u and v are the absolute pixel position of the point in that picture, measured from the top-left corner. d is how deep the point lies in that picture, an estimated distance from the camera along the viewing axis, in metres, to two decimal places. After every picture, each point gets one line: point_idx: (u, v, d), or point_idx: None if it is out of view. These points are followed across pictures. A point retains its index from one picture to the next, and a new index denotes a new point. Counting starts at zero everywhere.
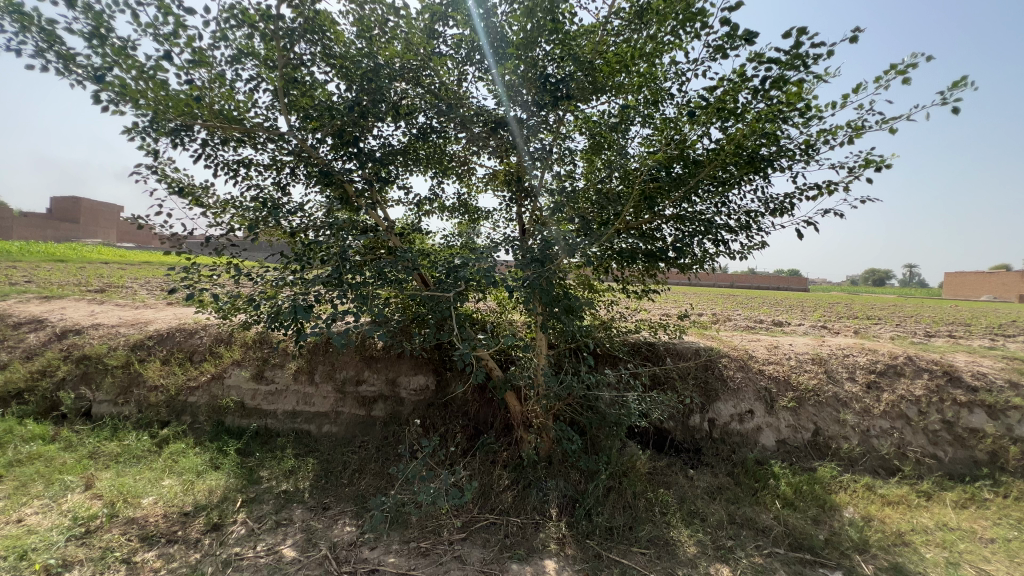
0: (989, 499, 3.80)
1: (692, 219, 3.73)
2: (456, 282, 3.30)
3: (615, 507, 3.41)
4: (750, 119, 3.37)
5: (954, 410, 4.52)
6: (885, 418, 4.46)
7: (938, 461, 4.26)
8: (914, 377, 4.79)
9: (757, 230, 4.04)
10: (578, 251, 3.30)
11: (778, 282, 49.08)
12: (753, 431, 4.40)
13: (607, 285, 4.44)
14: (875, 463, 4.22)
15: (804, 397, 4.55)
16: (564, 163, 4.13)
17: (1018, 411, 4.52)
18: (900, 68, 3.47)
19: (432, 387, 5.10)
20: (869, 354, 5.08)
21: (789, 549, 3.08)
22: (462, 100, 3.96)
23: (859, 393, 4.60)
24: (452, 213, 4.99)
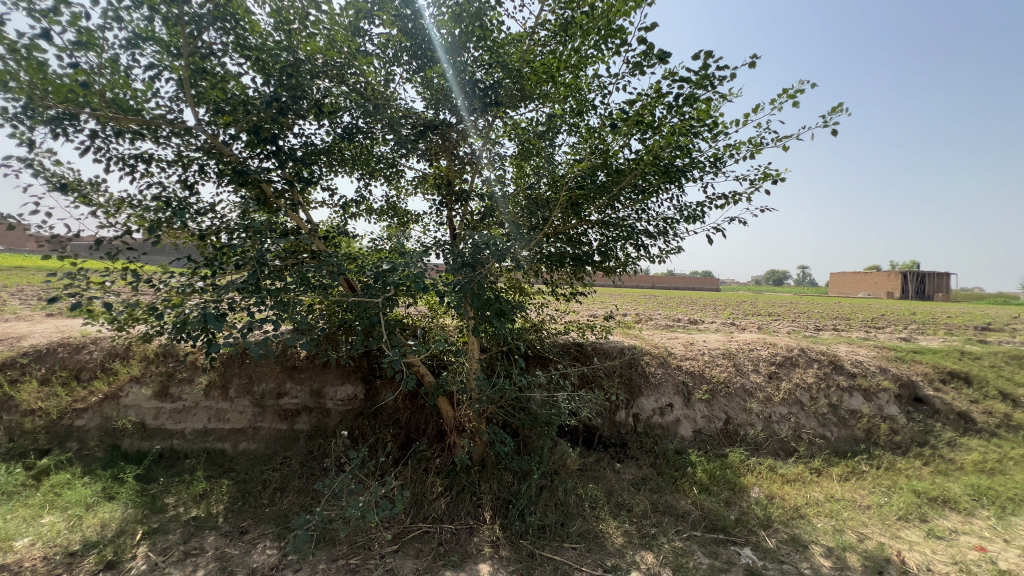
0: (866, 470, 4.35)
1: (616, 225, 3.91)
2: (385, 286, 3.21)
3: (547, 506, 3.48)
4: (666, 132, 3.60)
5: (838, 394, 5.14)
6: (783, 404, 4.96)
7: (826, 440, 4.79)
8: (807, 366, 5.39)
9: (673, 235, 4.32)
10: (508, 255, 3.34)
11: (693, 282, 52.89)
12: (673, 423, 4.70)
13: (537, 289, 4.54)
14: (776, 445, 4.67)
15: (716, 389, 4.95)
16: (494, 168, 4.17)
17: (887, 393, 5.24)
18: (790, 92, 3.89)
19: (360, 396, 4.91)
20: (770, 348, 5.63)
21: (704, 531, 3.33)
22: (390, 101, 3.87)
23: (762, 383, 5.09)
24: (381, 217, 4.85)
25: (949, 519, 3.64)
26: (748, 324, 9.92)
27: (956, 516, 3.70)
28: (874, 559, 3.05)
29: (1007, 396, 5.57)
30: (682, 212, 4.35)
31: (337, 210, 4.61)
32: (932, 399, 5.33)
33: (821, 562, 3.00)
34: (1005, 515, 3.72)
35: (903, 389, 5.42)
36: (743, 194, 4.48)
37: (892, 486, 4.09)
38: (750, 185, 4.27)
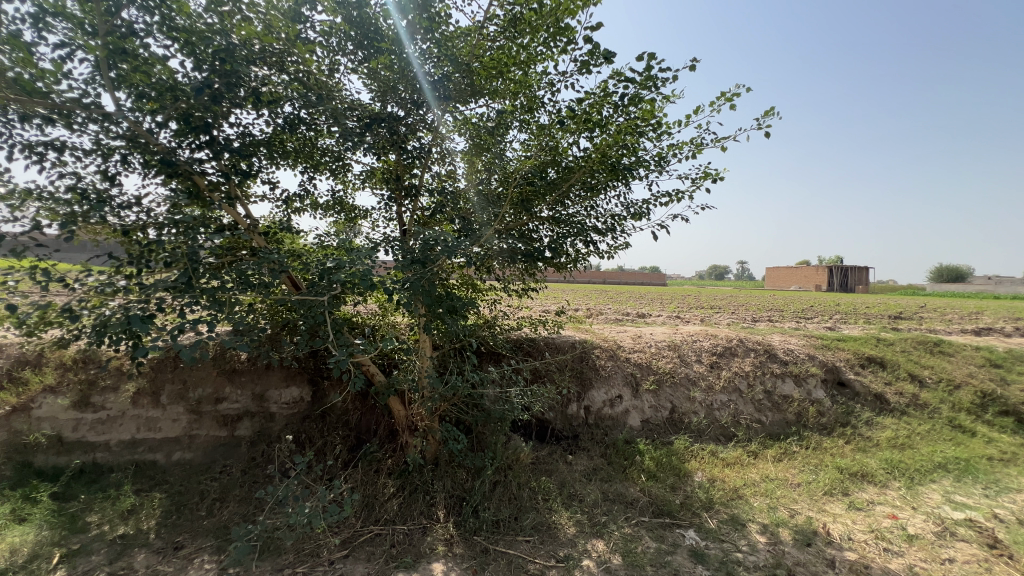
0: (797, 451, 4.69)
1: (566, 221, 3.98)
2: (331, 284, 3.10)
3: (501, 501, 3.50)
4: (613, 131, 3.69)
5: (772, 381, 5.49)
6: (724, 392, 5.24)
7: (762, 425, 5.11)
8: (745, 356, 5.72)
9: (621, 231, 4.45)
10: (459, 251, 3.32)
11: (642, 278, 54.75)
12: (622, 413, 4.86)
13: (490, 285, 4.54)
14: (717, 431, 4.93)
15: (663, 379, 5.15)
16: (444, 163, 4.11)
17: (815, 378, 5.67)
18: (728, 96, 4.09)
19: (307, 398, 4.73)
20: (711, 339, 5.93)
21: (652, 516, 3.47)
22: (335, 91, 3.73)
23: (704, 373, 5.35)
24: (327, 212, 4.68)
25: (867, 492, 3.99)
26: (692, 316, 10.40)
27: (873, 489, 4.06)
28: (803, 533, 3.30)
29: (915, 377, 6.17)
30: (628, 209, 4.48)
31: (280, 205, 4.39)
32: (853, 382, 5.81)
33: (757, 538, 3.20)
34: (914, 485, 4.13)
35: (829, 374, 5.87)
36: (685, 192, 4.67)
37: (819, 464, 4.43)
38: (692, 183, 4.46)
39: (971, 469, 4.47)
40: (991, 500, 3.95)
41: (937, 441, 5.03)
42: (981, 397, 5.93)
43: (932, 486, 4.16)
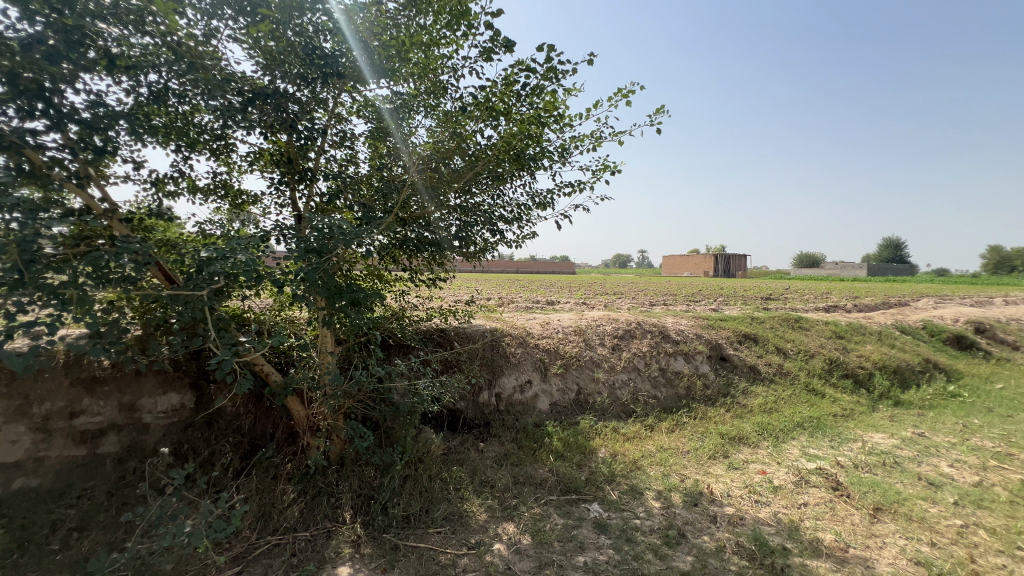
0: (686, 422, 5.17)
1: (473, 210, 3.96)
2: (211, 277, 2.78)
3: (412, 494, 3.44)
4: (518, 121, 3.73)
5: (666, 359, 6.00)
6: (624, 372, 5.62)
7: (658, 400, 5.55)
8: (642, 337, 6.17)
9: (527, 221, 4.54)
10: (359, 240, 3.15)
11: (553, 266, 56.70)
12: (531, 398, 5.00)
13: (396, 275, 4.39)
14: (619, 409, 5.27)
15: (569, 363, 5.39)
16: (344, 147, 3.87)
17: (701, 354, 6.28)
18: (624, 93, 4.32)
19: (191, 405, 4.26)
20: (613, 323, 6.31)
21: (559, 494, 3.62)
22: (211, 60, 3.32)
23: (606, 355, 5.69)
24: (209, 197, 4.19)
25: (742, 453, 4.53)
26: (597, 302, 11.00)
27: (747, 450, 4.62)
28: (691, 494, 3.66)
29: (780, 349, 7.10)
30: (533, 199, 4.56)
31: (147, 187, 3.83)
32: (732, 356, 6.53)
33: (652, 504, 3.50)
34: (779, 443, 4.77)
35: (712, 350, 6.55)
36: (587, 183, 4.88)
37: (705, 432, 4.93)
38: (593, 175, 4.66)
39: (821, 426, 5.26)
40: (835, 450, 4.69)
41: (796, 404, 5.85)
42: (829, 364, 6.99)
43: (791, 442, 4.84)
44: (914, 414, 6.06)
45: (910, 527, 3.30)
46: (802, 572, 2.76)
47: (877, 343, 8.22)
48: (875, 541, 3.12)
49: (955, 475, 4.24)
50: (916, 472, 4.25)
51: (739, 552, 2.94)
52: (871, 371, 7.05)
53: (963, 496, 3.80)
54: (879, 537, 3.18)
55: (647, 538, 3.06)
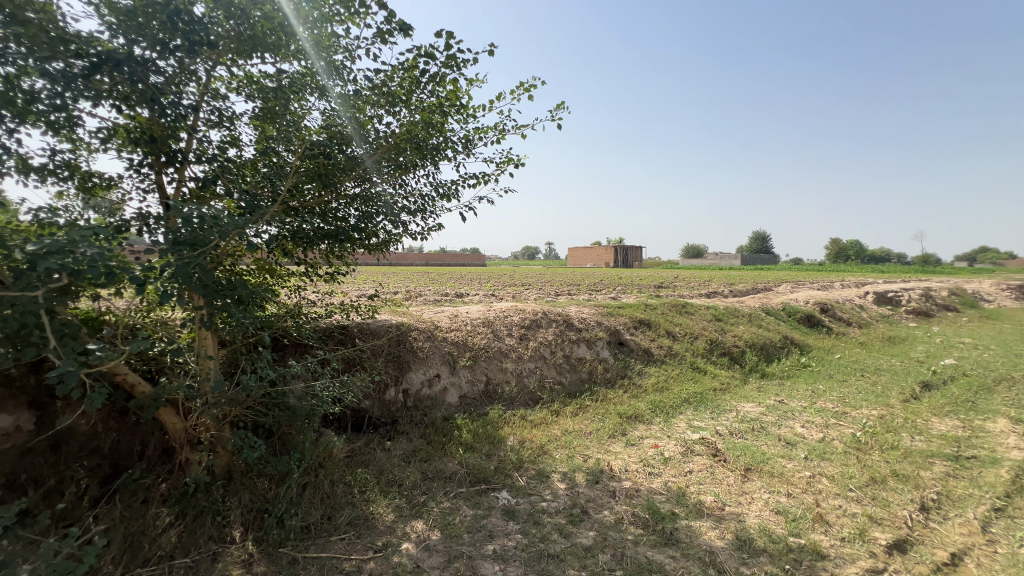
0: (589, 405, 5.47)
1: (373, 200, 3.78)
2: (50, 274, 2.34)
3: (312, 503, 3.23)
4: (419, 109, 3.61)
5: (570, 346, 6.28)
6: (531, 360, 5.78)
7: (563, 386, 5.80)
8: (548, 327, 6.39)
9: (432, 212, 4.44)
10: (243, 231, 2.85)
11: (462, 259, 56.53)
12: (440, 391, 4.94)
13: (289, 269, 4.06)
14: (526, 397, 5.42)
15: (477, 355, 5.41)
16: (222, 126, 3.46)
17: (602, 340, 6.67)
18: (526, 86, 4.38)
19: (28, 428, 3.51)
20: (520, 313, 6.45)
21: (469, 486, 3.64)
22: (42, 13, 2.76)
23: (514, 345, 5.81)
24: (47, 179, 3.51)
25: (638, 429, 4.91)
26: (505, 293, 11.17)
27: (642, 426, 5.01)
28: (593, 473, 3.88)
29: (670, 333, 7.78)
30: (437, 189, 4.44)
31: None
32: (629, 341, 7.03)
33: (558, 486, 3.65)
34: (668, 418, 5.24)
35: (612, 336, 6.98)
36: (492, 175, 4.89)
37: (605, 413, 5.26)
38: (497, 168, 4.69)
39: (703, 400, 5.88)
40: (715, 421, 5.27)
41: (683, 381, 6.47)
42: (710, 344, 7.82)
43: (679, 417, 5.34)
44: (776, 384, 7.01)
45: (772, 483, 3.82)
46: (688, 533, 3.07)
47: (747, 324, 9.37)
48: (745, 498, 3.56)
49: (805, 433, 4.99)
50: (777, 434, 4.93)
51: (635, 522, 3.19)
52: (743, 348, 8.01)
53: (811, 451, 4.48)
54: (748, 493, 3.64)
55: (553, 519, 3.19)
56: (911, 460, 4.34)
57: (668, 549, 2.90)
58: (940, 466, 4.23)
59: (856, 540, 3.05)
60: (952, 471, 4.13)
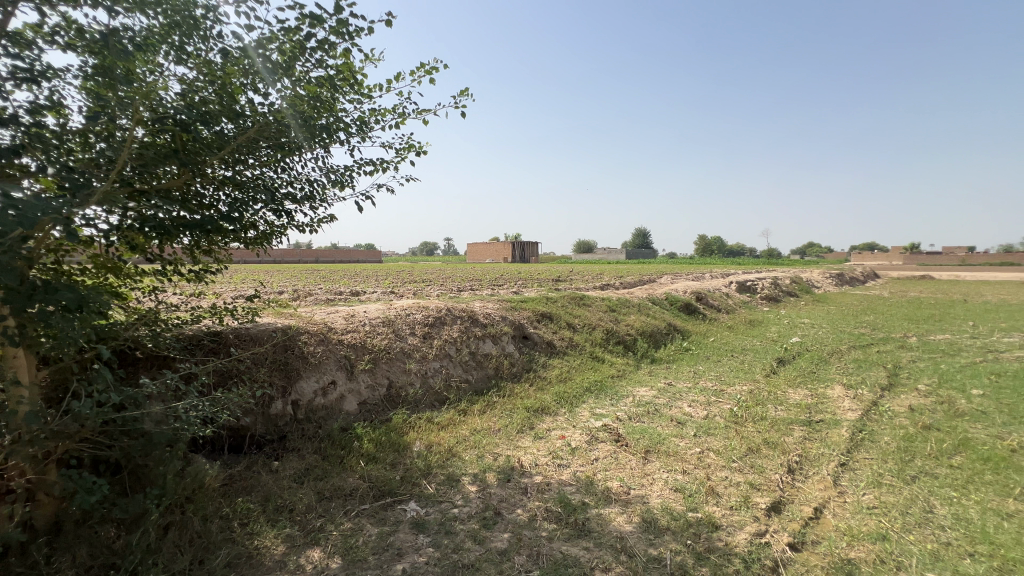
0: (496, 401, 5.41)
1: (250, 185, 3.28)
2: None
3: (177, 547, 2.71)
4: (306, 83, 3.18)
5: (476, 342, 6.16)
6: (436, 359, 5.55)
7: (469, 383, 5.66)
8: (452, 324, 6.20)
9: (322, 201, 4.01)
10: (69, 220, 2.25)
11: (356, 255, 53.57)
12: (337, 400, 4.50)
13: (141, 266, 3.37)
14: (432, 398, 5.18)
15: (378, 357, 5.05)
16: (37, 85, 2.72)
17: (507, 335, 6.65)
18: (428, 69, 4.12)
19: None
20: (423, 310, 6.17)
21: (372, 501, 3.34)
22: None
23: (418, 344, 5.53)
24: None
25: (545, 422, 4.96)
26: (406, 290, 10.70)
27: (549, 418, 5.08)
28: (504, 471, 3.80)
29: (570, 325, 8.04)
30: (329, 175, 4.01)
31: None
32: (533, 335, 7.11)
33: (469, 489, 3.51)
34: (573, 408, 5.38)
35: (517, 330, 7.00)
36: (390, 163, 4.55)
37: (513, 408, 5.24)
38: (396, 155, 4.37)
39: (603, 388, 6.14)
40: (615, 407, 5.53)
41: (584, 371, 6.71)
42: (607, 334, 8.23)
43: (583, 406, 5.51)
44: (664, 368, 7.60)
45: (669, 462, 4.07)
46: (599, 522, 3.12)
47: (638, 314, 10.07)
48: (647, 479, 3.75)
49: (692, 412, 5.44)
50: (669, 415, 5.31)
51: (548, 517, 3.17)
52: (635, 336, 8.57)
53: (699, 429, 4.88)
54: (649, 475, 3.84)
55: (465, 526, 3.04)
56: (777, 428, 4.94)
57: (582, 540, 2.92)
58: (799, 431, 4.88)
59: (742, 507, 3.35)
60: (808, 435, 4.79)
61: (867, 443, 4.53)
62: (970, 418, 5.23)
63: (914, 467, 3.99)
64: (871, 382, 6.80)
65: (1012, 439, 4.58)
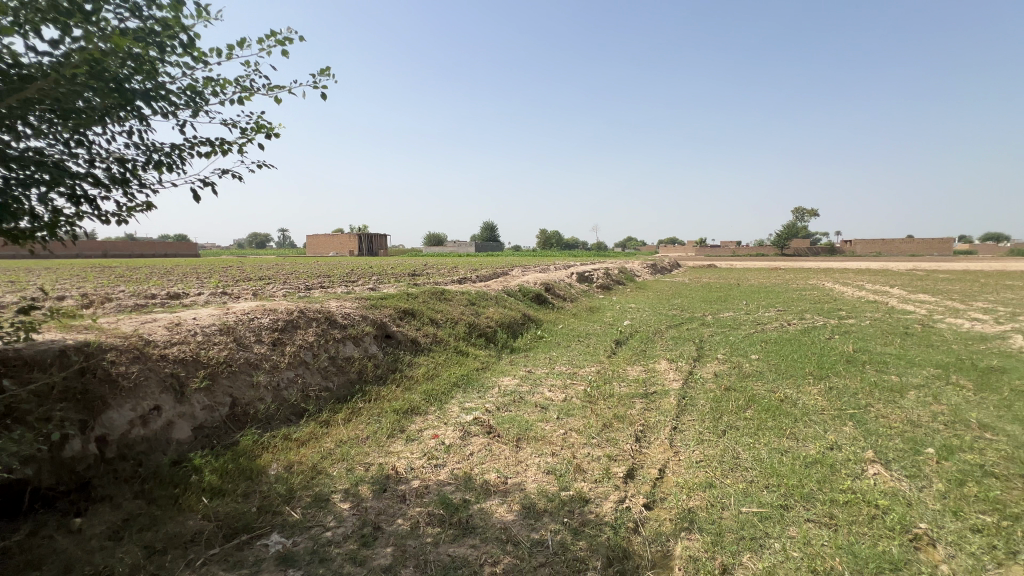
0: (362, 407, 5.08)
1: (26, 160, 2.48)
2: None
3: None
4: (114, 34, 2.52)
5: (335, 346, 5.66)
6: (289, 368, 4.95)
7: (330, 391, 5.20)
8: (307, 327, 5.59)
9: (139, 185, 3.24)
10: None
11: (162, 247, 44.71)
12: (163, 428, 3.68)
13: None
14: (287, 412, 4.63)
15: (217, 372, 4.28)
16: None
17: (368, 335, 6.26)
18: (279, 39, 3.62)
19: None
20: (271, 314, 5.44)
21: (224, 543, 2.86)
22: None
23: (266, 352, 4.86)
24: None
25: (416, 423, 4.84)
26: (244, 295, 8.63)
27: (419, 419, 4.96)
28: (378, 481, 3.60)
29: (433, 320, 7.94)
30: (149, 154, 3.22)
31: None
32: (396, 333, 6.82)
33: (341, 508, 3.24)
34: (443, 406, 5.34)
35: (379, 330, 6.64)
36: (232, 144, 3.89)
37: (381, 413, 4.98)
38: (241, 135, 3.76)
39: (470, 382, 6.23)
40: (482, 400, 5.65)
41: (450, 366, 6.71)
42: (469, 327, 8.34)
43: (452, 402, 5.51)
44: (523, 357, 8.03)
45: (539, 447, 4.32)
46: (482, 516, 3.16)
47: (496, 306, 10.42)
48: (521, 466, 3.92)
49: (553, 396, 5.86)
50: (533, 402, 5.63)
51: (431, 521, 3.09)
52: (495, 328, 8.86)
53: (560, 411, 5.29)
54: (523, 461, 4.02)
55: (341, 549, 2.80)
56: (622, 403, 5.62)
57: (467, 538, 2.92)
58: (639, 403, 5.63)
59: (604, 479, 3.74)
60: (646, 405, 5.55)
61: (690, 407, 5.44)
62: (753, 378, 6.66)
63: (723, 423, 4.94)
64: (686, 355, 8.18)
65: (781, 391, 5.98)
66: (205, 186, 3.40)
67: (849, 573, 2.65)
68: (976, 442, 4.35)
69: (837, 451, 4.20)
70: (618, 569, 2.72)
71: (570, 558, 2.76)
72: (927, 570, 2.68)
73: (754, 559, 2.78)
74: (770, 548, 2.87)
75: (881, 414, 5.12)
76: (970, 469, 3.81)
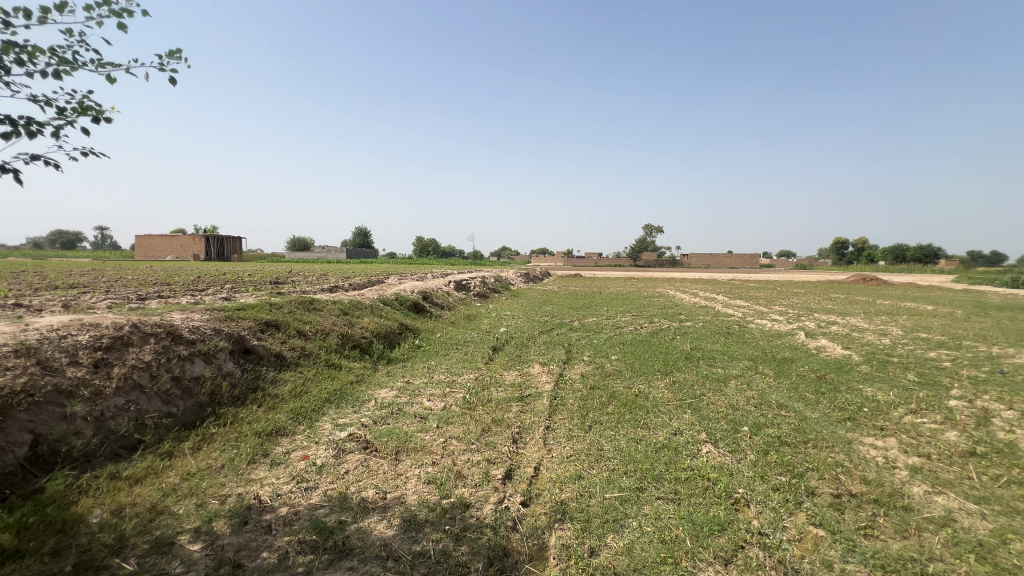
0: (215, 433, 4.54)
1: None
2: None
3: None
4: None
5: (180, 365, 4.92)
6: (118, 395, 4.17)
7: (174, 417, 4.52)
8: (142, 344, 4.75)
9: None
10: None
11: None
12: None
13: None
14: (115, 446, 3.92)
15: (11, 404, 3.41)
16: None
17: (223, 351, 5.57)
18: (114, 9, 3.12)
19: None
20: (92, 330, 4.53)
21: None
22: None
23: (87, 376, 4.04)
24: None
25: (282, 445, 4.45)
26: (69, 296, 9.31)
27: (286, 440, 4.57)
28: (238, 514, 3.24)
29: (301, 332, 7.34)
30: None
31: None
32: (256, 347, 6.16)
33: (191, 550, 2.86)
34: (313, 424, 4.99)
35: (236, 344, 5.93)
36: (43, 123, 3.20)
37: (239, 438, 4.49)
38: (59, 116, 3.13)
39: (344, 397, 5.90)
40: (358, 414, 5.40)
41: (321, 381, 6.27)
42: (341, 338, 7.89)
43: (323, 419, 5.17)
44: (401, 367, 7.86)
45: (419, 457, 4.28)
46: (360, 536, 3.03)
47: (371, 315, 10.02)
48: (401, 479, 3.84)
49: (432, 405, 5.83)
50: (413, 412, 5.54)
51: (302, 549, 2.88)
52: (370, 338, 8.51)
53: (440, 420, 5.29)
54: (402, 474, 3.94)
55: None
56: (500, 407, 5.83)
57: (344, 562, 2.78)
58: (516, 406, 5.90)
59: (484, 482, 3.86)
60: (522, 408, 5.84)
61: (560, 406, 5.86)
62: (614, 377, 7.42)
63: (589, 419, 5.42)
64: (557, 359, 8.80)
65: (636, 387, 6.77)
66: (5, 172, 2.75)
67: (688, 538, 3.12)
68: (775, 418, 5.43)
69: (679, 435, 4.90)
70: (498, 567, 2.83)
71: (452, 564, 2.80)
72: (743, 526, 3.28)
73: (616, 538, 3.12)
74: (629, 527, 3.24)
75: (710, 401, 6.11)
76: (772, 441, 4.75)
